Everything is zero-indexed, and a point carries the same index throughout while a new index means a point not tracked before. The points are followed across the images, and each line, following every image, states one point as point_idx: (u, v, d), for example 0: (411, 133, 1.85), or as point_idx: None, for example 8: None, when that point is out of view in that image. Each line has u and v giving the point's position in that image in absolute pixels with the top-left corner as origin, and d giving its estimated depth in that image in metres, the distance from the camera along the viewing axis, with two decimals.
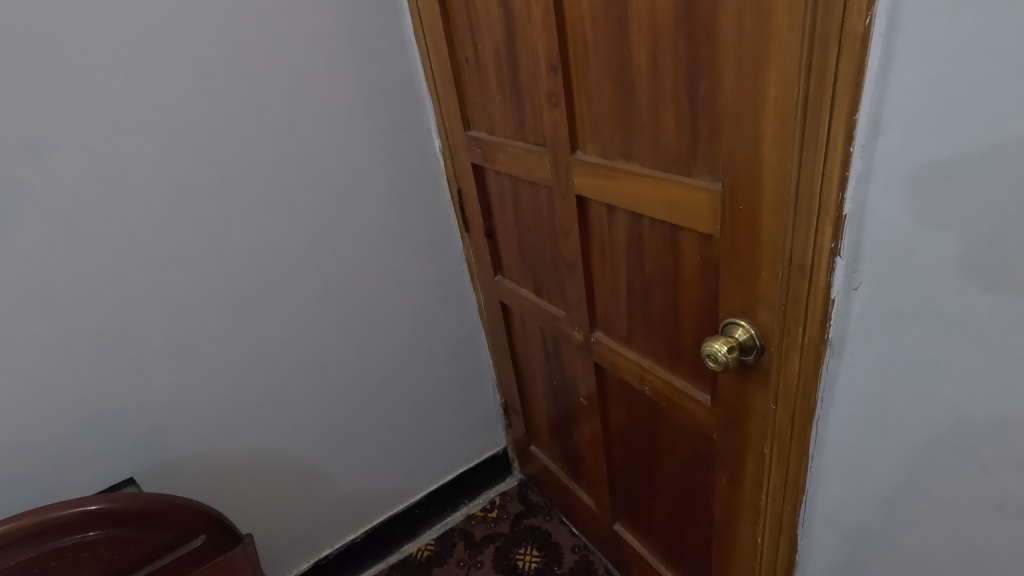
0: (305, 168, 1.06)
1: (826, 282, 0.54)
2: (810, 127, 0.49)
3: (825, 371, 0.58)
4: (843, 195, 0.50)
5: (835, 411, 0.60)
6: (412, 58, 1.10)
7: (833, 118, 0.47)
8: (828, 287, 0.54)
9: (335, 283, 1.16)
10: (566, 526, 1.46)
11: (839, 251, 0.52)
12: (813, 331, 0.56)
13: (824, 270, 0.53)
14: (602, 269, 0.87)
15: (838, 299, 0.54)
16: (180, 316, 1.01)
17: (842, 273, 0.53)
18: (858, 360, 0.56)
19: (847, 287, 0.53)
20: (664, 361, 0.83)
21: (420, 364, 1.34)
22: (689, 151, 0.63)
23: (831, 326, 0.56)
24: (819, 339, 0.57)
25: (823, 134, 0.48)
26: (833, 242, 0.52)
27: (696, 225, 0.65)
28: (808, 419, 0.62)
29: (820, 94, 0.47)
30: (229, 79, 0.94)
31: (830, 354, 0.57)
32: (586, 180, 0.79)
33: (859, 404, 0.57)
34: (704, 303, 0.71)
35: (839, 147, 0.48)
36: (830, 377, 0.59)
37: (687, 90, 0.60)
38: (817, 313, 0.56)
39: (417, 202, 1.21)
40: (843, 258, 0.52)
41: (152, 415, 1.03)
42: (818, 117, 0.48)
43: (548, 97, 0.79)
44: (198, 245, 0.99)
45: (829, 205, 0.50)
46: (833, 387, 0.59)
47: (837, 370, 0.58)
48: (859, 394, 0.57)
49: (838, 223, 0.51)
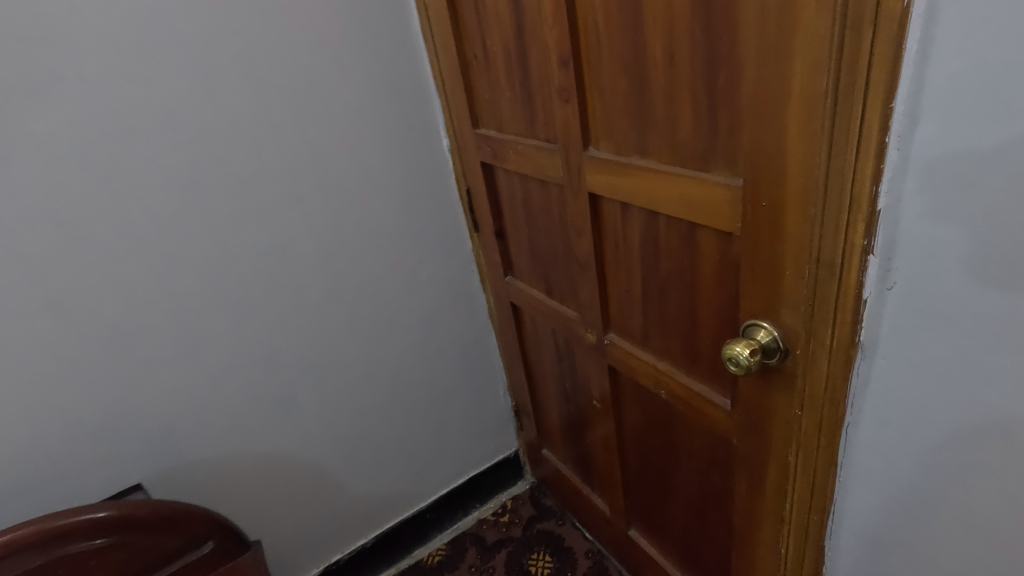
0: (312, 169, 1.04)
1: (858, 281, 0.50)
2: (840, 116, 0.46)
3: (855, 375, 0.55)
4: (877, 188, 0.46)
5: (866, 420, 0.56)
6: (420, 56, 1.08)
7: (867, 107, 0.44)
8: (860, 287, 0.50)
9: (344, 285, 1.14)
10: (579, 531, 1.43)
11: (871, 249, 0.49)
12: (843, 335, 0.53)
13: (855, 270, 0.50)
14: (615, 269, 0.85)
15: (870, 301, 0.51)
16: (188, 319, 1.00)
17: (874, 272, 0.49)
18: (892, 364, 0.52)
19: (880, 287, 0.50)
20: (682, 364, 0.80)
21: (430, 367, 1.33)
22: (707, 146, 0.61)
23: (862, 329, 0.52)
24: (849, 342, 0.53)
25: (855, 124, 0.45)
26: (866, 240, 0.48)
27: (715, 223, 0.63)
28: (836, 427, 0.58)
29: (852, 80, 0.44)
30: (234, 79, 0.93)
31: (860, 358, 0.54)
32: (599, 178, 0.77)
33: (892, 412, 0.54)
34: (724, 304, 0.68)
35: (873, 138, 0.45)
36: (860, 382, 0.55)
37: (705, 82, 0.58)
38: (846, 315, 0.52)
39: (426, 203, 1.19)
40: (876, 256, 0.49)
41: (160, 420, 1.02)
42: (852, 106, 0.45)
43: (560, 93, 0.77)
44: (204, 247, 0.98)
45: (861, 201, 0.47)
46: (863, 393, 0.55)
47: (868, 374, 0.54)
48: (893, 401, 0.53)
49: (871, 220, 0.48)
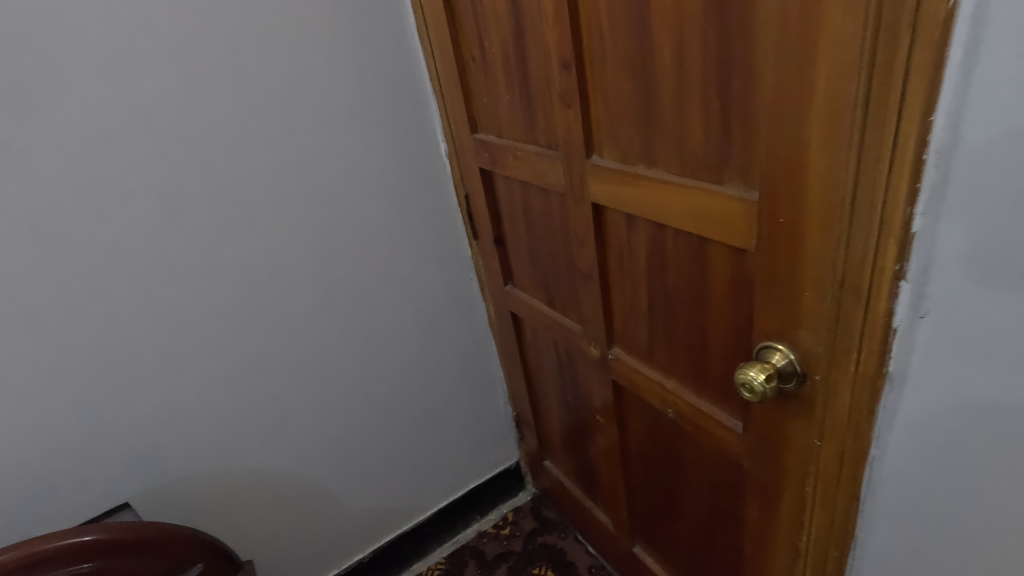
0: (304, 175, 1.00)
1: (887, 308, 0.46)
2: (871, 128, 0.42)
3: (882, 408, 0.50)
4: (912, 209, 0.42)
5: (892, 455, 0.52)
6: (415, 58, 1.04)
7: (903, 119, 0.40)
8: (890, 315, 0.46)
9: (338, 295, 1.10)
10: (582, 545, 1.39)
11: (903, 274, 0.44)
12: (869, 364, 0.49)
13: (885, 297, 0.45)
14: (619, 282, 0.81)
15: (900, 329, 0.46)
16: (175, 333, 0.97)
17: (906, 298, 0.45)
18: (923, 397, 0.48)
19: (912, 315, 0.45)
20: (690, 383, 0.76)
21: (428, 378, 1.29)
22: (719, 156, 0.57)
23: (891, 359, 0.48)
24: (876, 373, 0.49)
25: (888, 138, 0.41)
26: (898, 265, 0.44)
27: (728, 238, 0.59)
28: (859, 461, 0.54)
29: (887, 89, 0.40)
30: (220, 83, 0.89)
31: (888, 389, 0.49)
32: (602, 187, 0.73)
33: (922, 447, 0.49)
34: (737, 323, 0.64)
35: (908, 153, 0.41)
36: (887, 414, 0.50)
37: (718, 87, 0.54)
38: (874, 344, 0.48)
39: (423, 210, 1.15)
40: (908, 281, 0.44)
41: (148, 437, 0.99)
42: (886, 118, 0.41)
43: (561, 97, 0.73)
44: (191, 258, 0.94)
45: (894, 222, 0.43)
46: (890, 427, 0.51)
47: (896, 406, 0.50)
48: (925, 437, 0.49)
49: (904, 243, 0.43)
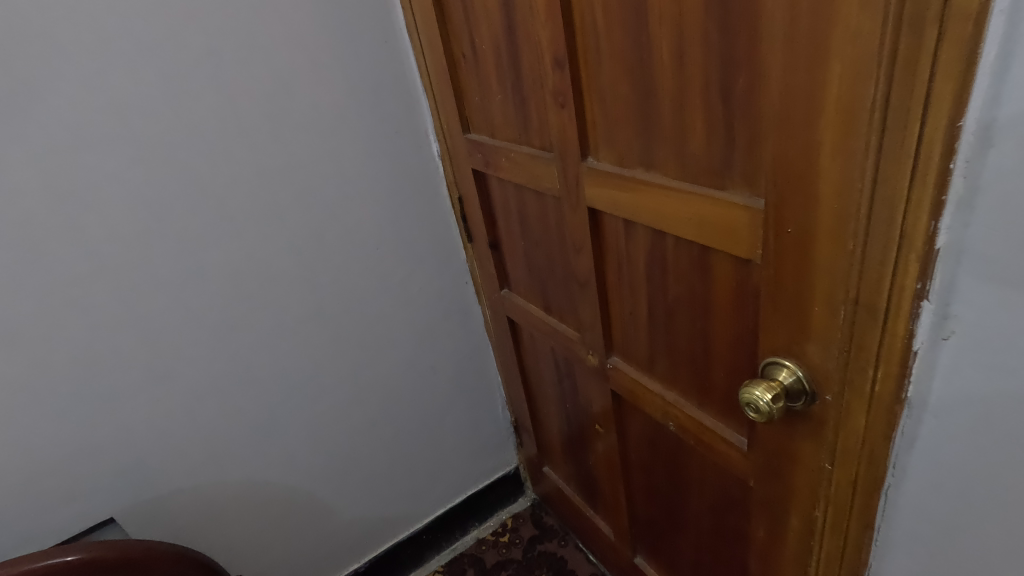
0: (291, 179, 0.97)
1: (907, 329, 0.42)
2: (891, 134, 0.38)
3: (899, 433, 0.46)
4: (936, 223, 0.38)
5: (909, 484, 0.48)
6: (405, 55, 1.00)
7: (926, 125, 0.36)
8: (910, 337, 0.42)
9: (329, 301, 1.07)
10: (583, 553, 1.36)
11: (925, 293, 0.41)
12: (887, 388, 0.45)
13: (905, 318, 0.42)
14: (618, 289, 0.77)
15: (921, 352, 0.43)
16: (158, 344, 0.94)
17: (928, 319, 0.41)
18: (945, 424, 0.44)
19: (934, 336, 0.42)
20: (692, 396, 0.73)
21: (424, 385, 1.26)
22: (721, 160, 0.53)
23: (910, 383, 0.44)
24: (893, 398, 0.45)
25: (910, 145, 0.37)
26: (919, 283, 0.40)
27: (731, 248, 0.55)
28: (874, 489, 0.50)
29: (910, 92, 0.36)
30: (201, 84, 0.85)
31: (906, 415, 0.45)
32: (599, 192, 0.69)
33: (942, 477, 0.45)
34: (741, 336, 0.61)
35: (933, 162, 0.37)
36: (905, 441, 0.47)
37: (720, 87, 0.50)
38: (891, 367, 0.44)
39: (416, 213, 1.11)
40: (930, 301, 0.41)
41: (132, 451, 0.96)
42: (908, 123, 0.37)
43: (555, 96, 0.69)
44: (174, 266, 0.91)
45: (915, 236, 0.39)
46: (907, 454, 0.47)
47: (914, 433, 0.46)
48: (947, 467, 0.45)
49: (926, 259, 0.40)
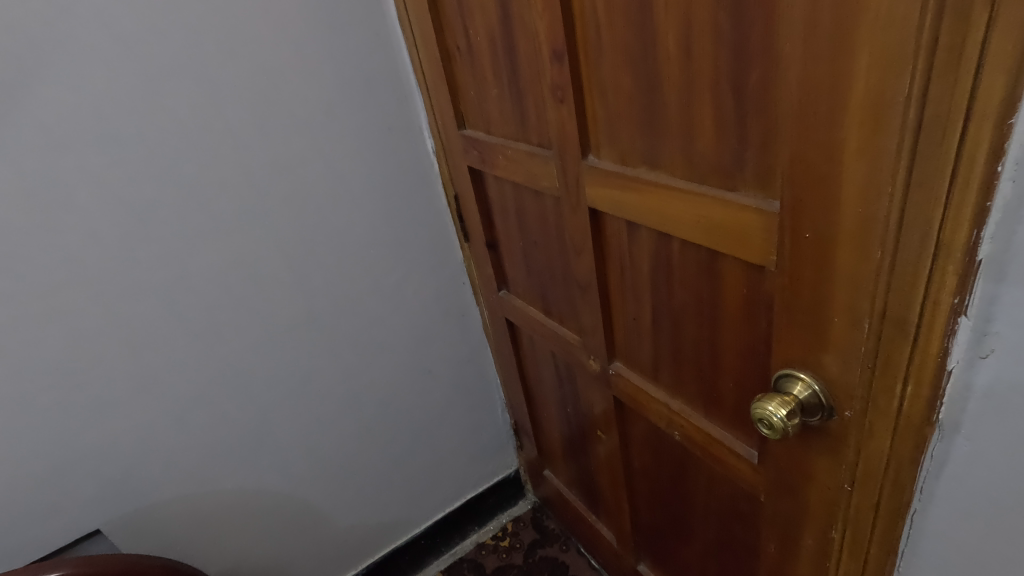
0: (279, 178, 0.93)
1: (941, 347, 0.39)
2: (928, 132, 0.34)
3: (928, 457, 0.43)
4: (978, 231, 0.35)
5: (937, 510, 0.45)
6: (398, 48, 0.96)
7: (971, 123, 0.32)
8: (944, 355, 0.39)
9: (321, 305, 1.04)
10: (585, 558, 1.34)
11: (963, 308, 0.37)
12: (916, 409, 0.41)
13: (939, 334, 0.38)
14: (621, 294, 0.74)
15: (956, 372, 0.39)
16: (144, 352, 0.90)
17: (965, 336, 0.38)
18: (981, 449, 0.40)
19: (971, 355, 0.38)
20: (699, 405, 0.69)
21: (421, 388, 1.22)
22: (732, 158, 0.49)
23: (942, 404, 0.41)
24: (924, 419, 0.41)
25: (950, 145, 0.33)
26: (957, 297, 0.37)
27: (742, 253, 0.51)
28: (898, 513, 0.47)
29: (954, 85, 0.32)
30: (182, 80, 0.81)
31: (937, 438, 0.42)
32: (600, 192, 0.65)
33: (976, 504, 0.42)
34: (752, 345, 0.57)
35: (977, 164, 0.33)
36: (934, 465, 0.43)
37: (732, 80, 0.46)
38: (922, 386, 0.41)
39: (411, 212, 1.07)
40: (969, 317, 0.37)
41: (119, 462, 0.93)
42: (949, 120, 0.33)
43: (553, 90, 0.65)
44: (157, 270, 0.88)
45: (954, 246, 0.36)
46: (936, 479, 0.44)
47: (944, 457, 0.42)
48: (980, 494, 0.41)
49: (966, 271, 0.36)
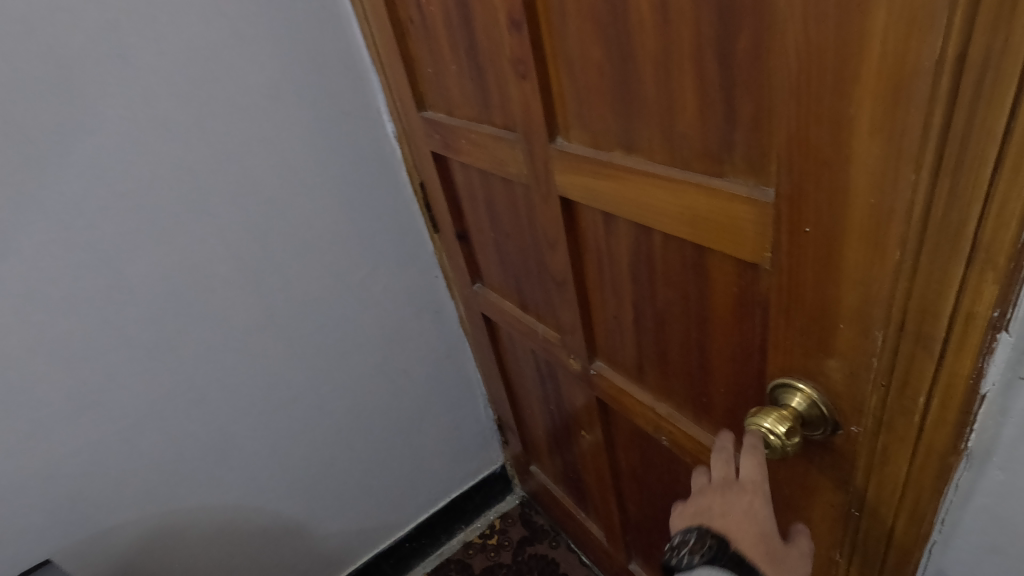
0: (222, 172, 0.84)
1: (975, 368, 0.33)
2: (968, 108, 0.27)
3: (953, 487, 0.38)
4: None
5: (960, 539, 0.41)
6: (348, 23, 0.86)
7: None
8: (978, 377, 0.33)
9: (280, 308, 0.96)
10: (575, 554, 1.30)
11: (1003, 323, 0.31)
12: (941, 436, 0.36)
13: (972, 353, 0.33)
14: (600, 291, 0.67)
15: (991, 395, 0.34)
16: (82, 369, 0.82)
17: (1004, 355, 0.32)
18: (1016, 480, 0.35)
19: (1010, 375, 0.33)
20: (688, 410, 0.64)
21: (396, 389, 1.16)
22: (719, 140, 0.42)
23: (973, 431, 0.35)
24: (950, 449, 0.36)
25: (997, 126, 0.27)
26: (997, 310, 0.31)
27: (731, 248, 0.45)
28: (916, 546, 0.42)
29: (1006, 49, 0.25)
30: (98, 65, 0.72)
31: (965, 467, 0.37)
32: (572, 180, 0.58)
33: (1006, 534, 0.38)
34: (744, 350, 0.51)
35: None
36: (959, 495, 0.39)
37: (716, 45, 0.39)
38: (950, 410, 0.35)
39: (374, 203, 0.99)
40: (1009, 333, 0.32)
41: (66, 487, 0.86)
42: (997, 90, 0.26)
43: (515, 66, 0.57)
44: (90, 281, 0.79)
45: (997, 250, 0.29)
46: (961, 508, 0.39)
47: (972, 486, 0.38)
48: (1014, 524, 0.37)
49: (1009, 280, 0.30)
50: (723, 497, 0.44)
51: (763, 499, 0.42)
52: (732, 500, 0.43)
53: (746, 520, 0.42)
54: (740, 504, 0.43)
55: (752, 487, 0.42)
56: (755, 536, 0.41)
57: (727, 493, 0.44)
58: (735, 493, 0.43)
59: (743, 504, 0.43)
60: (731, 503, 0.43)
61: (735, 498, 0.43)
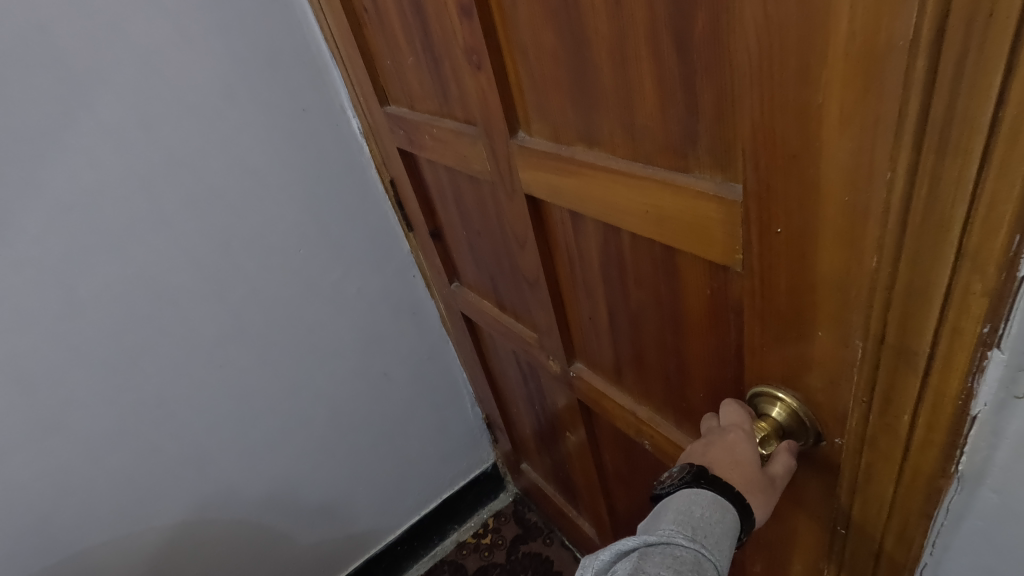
0: (176, 178, 0.80)
1: (964, 387, 0.30)
2: (949, 99, 0.24)
3: (943, 510, 0.35)
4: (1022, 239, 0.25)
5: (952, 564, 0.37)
6: (303, 13, 0.81)
7: (1015, 81, 0.22)
8: (967, 397, 0.30)
9: (249, 317, 0.92)
10: (570, 551, 1.28)
11: (994, 339, 0.28)
12: (928, 456, 0.33)
13: (961, 370, 0.30)
14: (574, 291, 0.63)
15: (983, 416, 0.31)
16: (41, 390, 0.79)
17: (996, 374, 0.29)
18: (1011, 503, 0.32)
19: (1004, 396, 0.29)
20: (669, 414, 0.60)
21: (377, 392, 1.13)
22: (682, 132, 0.38)
23: (964, 453, 0.32)
24: (939, 470, 0.33)
25: (981, 119, 0.23)
26: (986, 326, 0.28)
27: (699, 249, 0.41)
28: (904, 568, 0.39)
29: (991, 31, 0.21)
30: (30, 69, 0.67)
31: (956, 490, 0.34)
32: (534, 176, 0.54)
33: (1002, 563, 0.35)
34: (720, 355, 0.47)
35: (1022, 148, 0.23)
36: (951, 517, 0.36)
37: (672, 27, 0.35)
38: (939, 430, 0.32)
39: (342, 203, 0.95)
40: (1001, 350, 0.28)
41: (34, 510, 0.83)
42: (981, 75, 0.23)
43: (469, 55, 0.53)
44: (42, 299, 0.75)
45: (986, 260, 0.26)
46: (952, 532, 0.36)
47: (963, 510, 0.35)
48: (1008, 553, 0.34)
49: (1000, 292, 0.27)
50: (707, 438, 0.43)
51: (745, 436, 0.41)
52: (715, 440, 0.42)
53: (726, 451, 0.40)
54: (722, 441, 0.41)
55: (734, 427, 0.42)
56: (730, 463, 0.39)
57: (711, 436, 0.43)
58: (719, 434, 0.42)
59: (724, 441, 0.41)
60: (714, 442, 0.42)
61: (718, 437, 0.42)
